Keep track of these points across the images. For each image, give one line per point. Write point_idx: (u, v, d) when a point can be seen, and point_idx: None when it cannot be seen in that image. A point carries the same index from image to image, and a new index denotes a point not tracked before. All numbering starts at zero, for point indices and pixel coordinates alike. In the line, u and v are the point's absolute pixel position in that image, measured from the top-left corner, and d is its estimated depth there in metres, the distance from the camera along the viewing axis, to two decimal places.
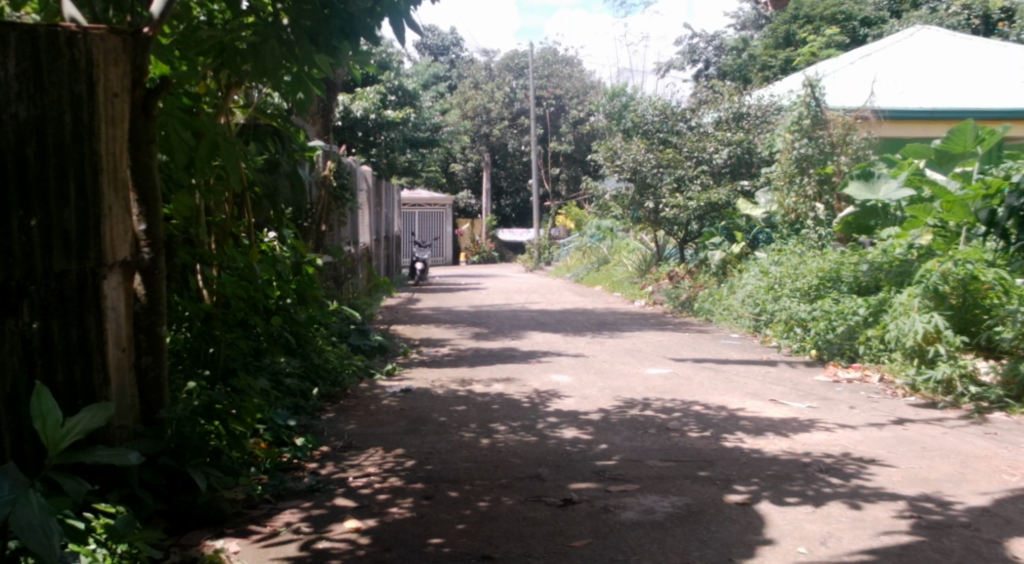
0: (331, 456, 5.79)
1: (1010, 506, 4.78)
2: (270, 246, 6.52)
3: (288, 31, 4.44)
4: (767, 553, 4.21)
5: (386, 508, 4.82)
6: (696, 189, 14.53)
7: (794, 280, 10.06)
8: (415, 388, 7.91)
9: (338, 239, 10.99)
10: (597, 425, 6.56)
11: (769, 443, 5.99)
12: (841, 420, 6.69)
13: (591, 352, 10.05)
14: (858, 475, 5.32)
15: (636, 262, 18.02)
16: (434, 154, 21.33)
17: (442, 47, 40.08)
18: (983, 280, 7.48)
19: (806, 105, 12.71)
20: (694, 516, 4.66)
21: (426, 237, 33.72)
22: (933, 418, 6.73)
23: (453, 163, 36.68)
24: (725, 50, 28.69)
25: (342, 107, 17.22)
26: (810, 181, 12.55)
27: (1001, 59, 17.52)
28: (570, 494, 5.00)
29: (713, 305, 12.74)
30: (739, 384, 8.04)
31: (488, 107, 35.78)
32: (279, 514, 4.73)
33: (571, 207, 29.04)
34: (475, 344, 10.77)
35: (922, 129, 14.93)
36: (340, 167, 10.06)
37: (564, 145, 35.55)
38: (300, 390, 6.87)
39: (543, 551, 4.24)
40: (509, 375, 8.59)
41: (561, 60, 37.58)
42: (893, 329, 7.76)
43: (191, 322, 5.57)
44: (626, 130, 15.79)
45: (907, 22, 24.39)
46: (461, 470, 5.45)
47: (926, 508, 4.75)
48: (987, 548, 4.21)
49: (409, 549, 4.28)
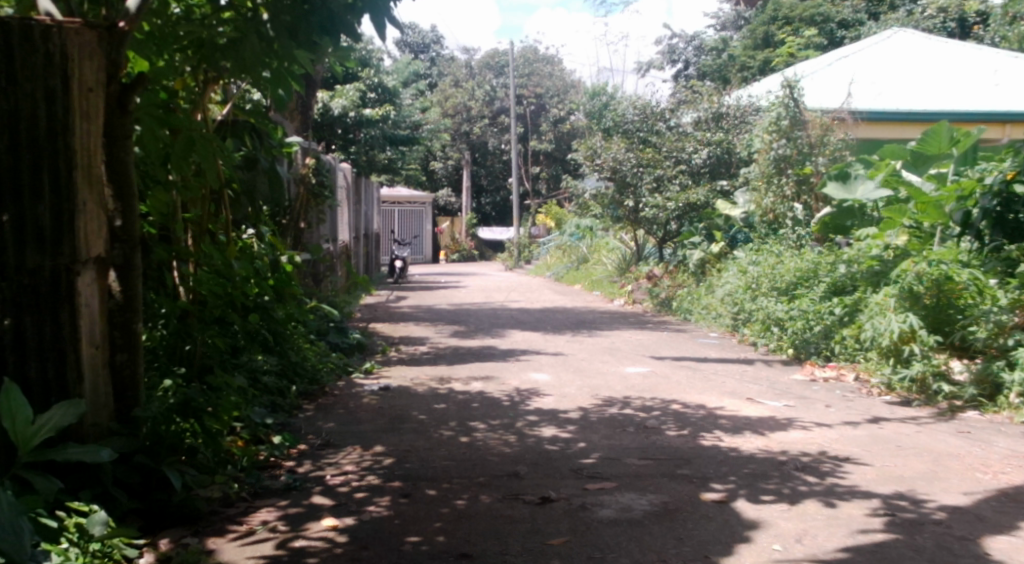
0: (308, 455, 5.76)
1: (982, 505, 4.84)
2: (248, 243, 6.46)
3: (267, 26, 4.44)
4: (743, 550, 4.24)
5: (363, 507, 4.80)
6: (675, 189, 14.62)
7: (772, 279, 10.18)
8: (393, 386, 7.89)
9: (316, 237, 10.92)
10: (576, 424, 6.57)
11: (746, 442, 6.03)
12: (817, 418, 6.74)
13: (570, 351, 10.05)
14: (833, 473, 5.36)
15: (616, 261, 18.04)
16: (414, 152, 21.27)
17: (423, 44, 39.93)
18: (957, 280, 7.50)
19: (784, 105, 12.76)
20: (670, 514, 4.68)
21: (406, 235, 33.65)
22: (907, 416, 6.79)
23: (433, 161, 36.66)
24: (705, 50, 28.79)
25: (321, 104, 17.05)
26: (787, 181, 12.61)
27: (974, 62, 17.72)
28: (548, 493, 5.00)
29: (691, 305, 12.79)
30: (717, 383, 8.07)
31: (469, 106, 35.73)
32: (255, 513, 4.70)
33: (552, 206, 29.10)
34: (454, 343, 10.74)
35: (898, 130, 15.08)
36: (319, 164, 9.98)
37: (544, 144, 35.62)
38: (277, 388, 6.85)
39: (520, 549, 4.25)
40: (488, 374, 8.58)
41: (542, 59, 37.47)
42: (869, 329, 7.80)
43: (167, 319, 5.52)
44: (606, 130, 15.84)
45: (885, 24, 24.55)
46: (439, 469, 5.45)
47: (900, 506, 4.79)
48: (958, 545, 4.26)
49: (387, 547, 4.27)
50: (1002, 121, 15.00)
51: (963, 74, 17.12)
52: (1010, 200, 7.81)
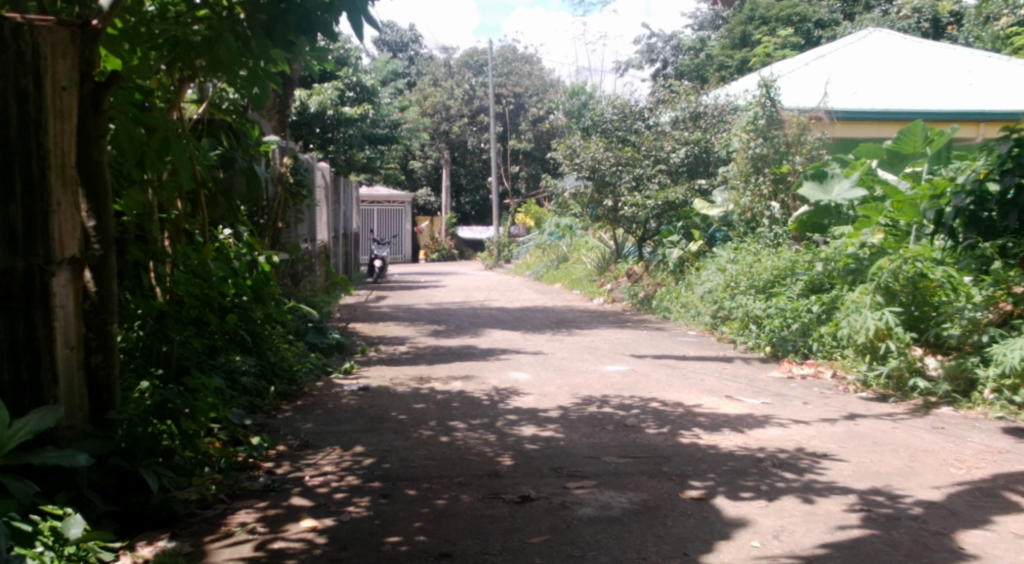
0: (286, 456, 5.73)
1: (957, 499, 4.90)
2: (225, 243, 6.41)
3: (244, 25, 4.42)
4: (722, 547, 4.27)
5: (343, 507, 4.79)
6: (654, 188, 14.68)
7: (750, 277, 10.26)
8: (373, 386, 7.87)
9: (294, 236, 10.86)
10: (556, 422, 6.59)
11: (724, 439, 6.07)
12: (795, 415, 6.79)
13: (550, 350, 10.08)
14: (811, 469, 5.41)
15: (595, 260, 18.07)
16: (393, 151, 21.22)
17: (401, 43, 39.84)
18: (932, 278, 7.63)
19: (761, 105, 12.88)
20: (650, 511, 4.70)
21: (384, 234, 33.57)
22: (883, 413, 6.86)
23: (412, 160, 36.63)
24: (682, 49, 28.90)
25: (299, 102, 16.95)
26: (765, 180, 12.70)
27: (947, 62, 17.91)
28: (528, 491, 5.01)
29: (671, 303, 12.85)
30: (696, 381, 8.12)
31: (447, 105, 35.64)
32: (234, 515, 4.68)
33: (531, 206, 29.14)
34: (434, 342, 10.74)
35: (874, 130, 15.21)
36: (297, 163, 9.93)
37: (524, 143, 35.65)
38: (255, 389, 6.81)
39: (501, 548, 4.25)
40: (468, 373, 8.59)
41: (521, 58, 37.41)
42: (846, 326, 7.87)
43: (143, 320, 5.47)
44: (585, 129, 15.87)
45: (860, 25, 24.76)
46: (420, 469, 5.44)
47: (876, 501, 4.84)
48: (934, 540, 4.31)
49: (367, 547, 4.26)
50: (975, 120, 15.16)
51: (937, 74, 17.30)
52: (982, 200, 7.72)
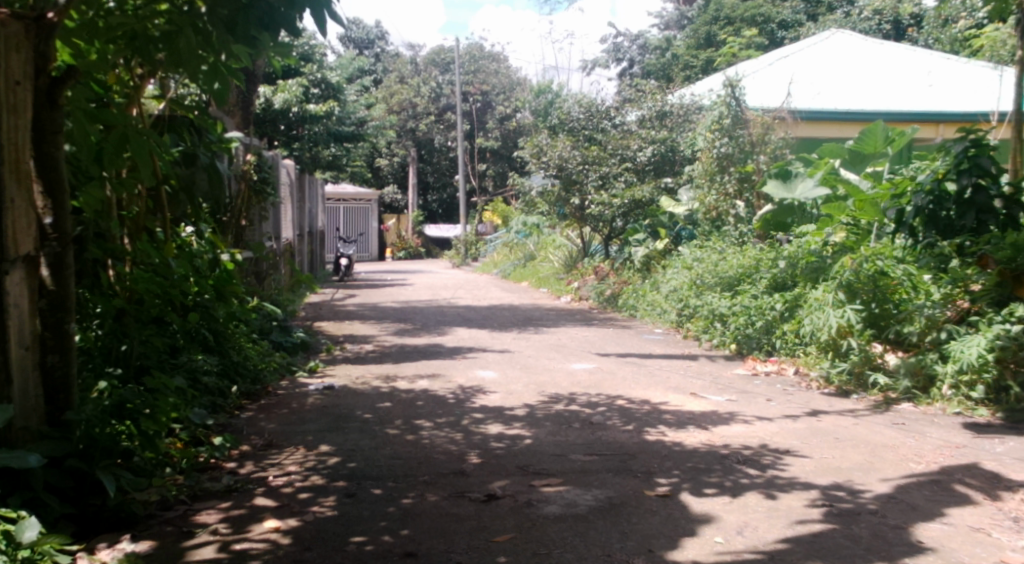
0: (249, 456, 5.67)
1: (914, 493, 4.96)
2: (187, 241, 6.31)
3: (205, 21, 4.38)
4: (686, 544, 4.28)
5: (306, 507, 4.76)
6: (620, 186, 14.73)
7: (715, 275, 10.34)
8: (337, 385, 7.81)
9: (258, 234, 10.76)
10: (523, 420, 6.59)
11: (689, 436, 6.11)
12: (758, 411, 6.85)
13: (516, 348, 10.09)
14: (773, 465, 5.46)
15: (563, 258, 18.09)
16: (360, 148, 21.08)
17: (367, 40, 39.65)
18: (892, 275, 7.70)
19: (726, 105, 12.98)
20: (615, 508, 4.72)
21: (351, 232, 33.38)
22: (845, 409, 6.93)
23: (378, 158, 36.54)
24: (648, 49, 29.08)
25: (263, 98, 16.77)
26: (729, 179, 12.79)
27: (907, 63, 18.16)
28: (494, 489, 5.01)
29: (636, 302, 12.91)
30: (661, 379, 8.16)
31: (414, 102, 35.48)
32: (196, 515, 4.62)
33: (499, 203, 29.17)
34: (399, 341, 10.71)
35: (837, 129, 15.38)
36: (261, 160, 9.85)
37: (491, 141, 35.67)
38: (218, 389, 6.70)
39: (465, 547, 4.24)
40: (434, 371, 8.57)
41: (487, 56, 37.14)
42: (809, 324, 7.98)
43: (102, 319, 5.40)
44: (551, 127, 15.91)
45: (823, 26, 25.07)
46: (385, 468, 5.41)
47: (837, 496, 4.89)
48: (892, 533, 4.36)
49: (331, 548, 4.24)
50: (934, 121, 15.39)
51: (897, 74, 17.56)
52: (940, 199, 7.84)
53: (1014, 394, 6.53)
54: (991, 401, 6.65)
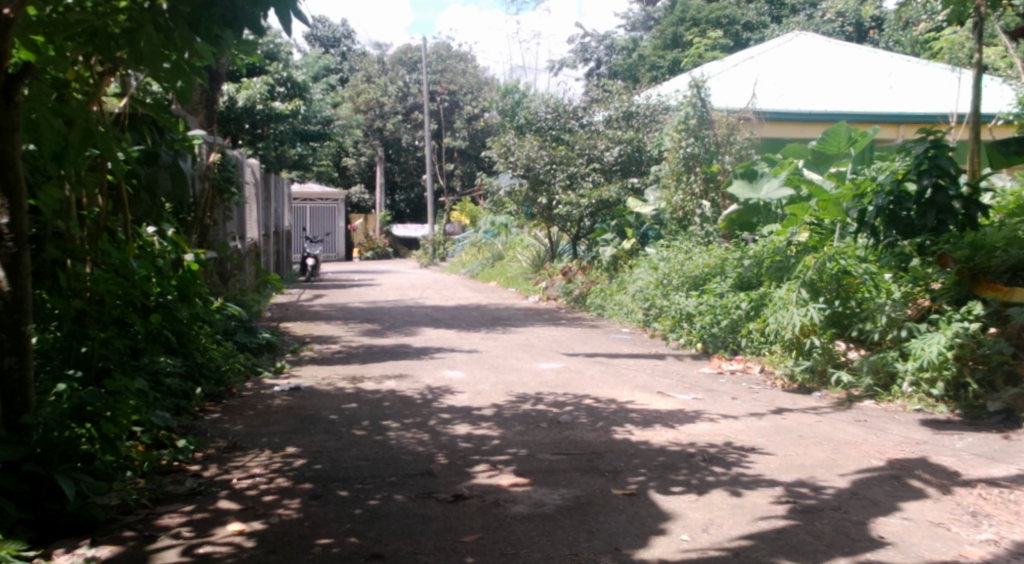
0: (213, 458, 5.62)
1: (875, 489, 5.03)
2: (148, 241, 6.21)
3: (167, 17, 4.27)
4: (653, 542, 4.30)
5: (271, 510, 4.71)
6: (587, 186, 14.77)
7: (681, 274, 10.42)
8: (303, 386, 7.77)
9: (222, 234, 10.65)
10: (490, 420, 6.59)
11: (656, 435, 6.13)
12: (724, 410, 6.90)
13: (484, 347, 10.07)
14: (739, 463, 5.50)
15: (531, 258, 18.11)
16: (326, 147, 20.95)
17: (333, 39, 39.45)
18: (854, 274, 7.79)
19: (692, 105, 13.13)
20: (582, 508, 4.73)
21: (318, 232, 33.16)
22: (809, 407, 7.01)
23: (345, 157, 36.37)
24: (616, 49, 29.18)
25: (227, 97, 16.60)
26: (695, 179, 12.87)
27: (869, 64, 18.42)
28: (461, 490, 5.00)
29: (604, 301, 12.95)
30: (629, 377, 8.21)
31: (381, 102, 35.33)
32: (158, 519, 4.56)
33: (467, 202, 29.12)
34: (367, 341, 10.66)
35: (801, 130, 15.55)
36: (225, 159, 9.76)
37: (459, 141, 35.63)
38: (181, 390, 6.64)
39: (432, 548, 4.23)
40: (402, 371, 8.53)
41: (454, 56, 37.08)
42: (773, 322, 8.05)
43: (60, 321, 5.26)
44: (518, 127, 15.92)
45: (787, 28, 25.33)
46: (351, 469, 5.38)
47: (801, 493, 4.94)
48: (854, 529, 4.41)
49: (296, 550, 4.20)
50: (896, 122, 15.60)
51: (860, 76, 17.79)
52: (901, 199, 7.93)
53: (972, 390, 6.62)
54: (950, 398, 6.74)
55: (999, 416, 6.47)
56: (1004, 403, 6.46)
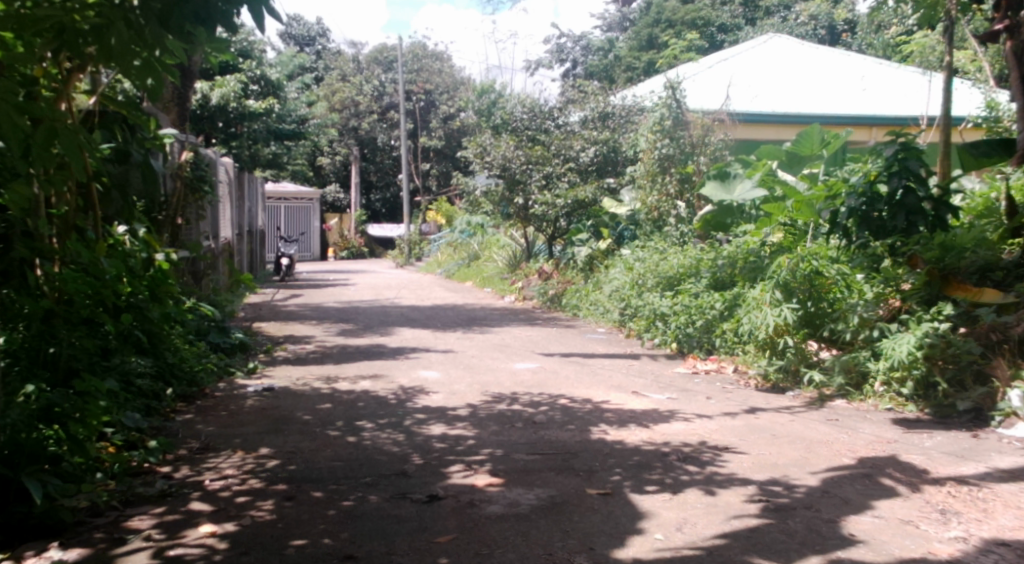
0: (184, 459, 5.57)
1: (847, 487, 5.07)
2: (120, 240, 6.16)
3: (138, 14, 4.37)
4: (627, 541, 4.32)
5: (244, 511, 4.68)
6: (563, 186, 14.77)
7: (656, 274, 10.45)
8: (277, 387, 7.72)
9: (195, 233, 10.56)
10: (466, 420, 6.58)
11: (630, 435, 6.15)
12: (698, 410, 6.93)
13: (460, 347, 10.06)
14: (713, 462, 5.53)
15: (506, 257, 18.11)
16: (300, 146, 20.85)
17: (308, 38, 39.23)
18: (827, 275, 7.85)
19: (667, 106, 13.11)
20: (557, 507, 4.73)
21: (292, 232, 32.97)
22: (782, 406, 7.06)
23: (320, 156, 36.18)
24: (592, 51, 29.23)
25: (200, 94, 16.47)
26: (671, 180, 12.93)
27: (842, 67, 18.60)
28: (436, 490, 4.99)
29: (579, 301, 12.97)
30: (604, 377, 8.24)
31: (356, 101, 35.17)
32: (128, 522, 4.52)
33: (443, 202, 29.05)
34: (342, 341, 10.60)
35: (775, 132, 15.65)
36: (197, 158, 9.68)
37: (434, 140, 35.56)
38: (151, 391, 6.58)
39: (407, 548, 4.22)
40: (377, 371, 8.49)
41: (430, 55, 36.99)
42: (747, 322, 8.09)
43: (29, 321, 5.18)
44: (495, 127, 15.92)
45: (761, 30, 25.49)
46: (325, 470, 5.35)
47: (773, 492, 4.97)
48: (826, 527, 4.45)
49: (268, 551, 4.18)
50: (868, 124, 15.76)
51: (832, 78, 17.95)
52: (873, 200, 7.97)
53: (942, 390, 6.70)
54: (920, 397, 6.82)
55: (969, 414, 6.55)
56: (973, 401, 6.55)
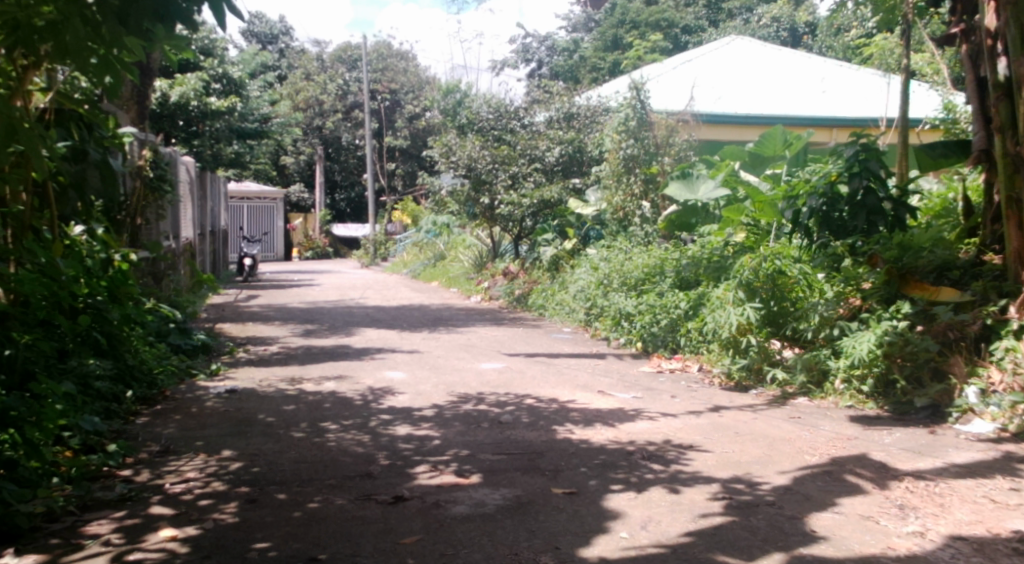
0: (145, 463, 5.49)
1: (809, 484, 5.12)
2: (77, 240, 6.09)
3: (94, 10, 4.20)
4: (593, 540, 4.33)
5: (206, 515, 4.63)
6: (529, 186, 14.77)
7: (622, 275, 10.45)
8: (240, 388, 7.65)
9: (155, 233, 10.44)
10: (431, 421, 6.56)
11: (596, 434, 6.17)
12: (663, 408, 6.97)
13: (426, 348, 10.04)
14: (677, 460, 5.57)
15: (472, 258, 18.10)
16: (264, 146, 20.66)
17: (271, 36, 38.90)
18: (789, 274, 7.91)
19: (631, 107, 13.24)
20: (522, 507, 4.73)
21: (256, 232, 32.69)
22: (745, 404, 7.12)
23: (284, 156, 35.92)
24: (557, 51, 29.39)
25: (160, 92, 16.32)
26: (635, 180, 12.99)
27: (803, 69, 18.81)
28: (401, 492, 4.96)
29: (545, 301, 12.99)
30: (570, 376, 8.26)
31: (320, 100, 35.00)
32: (85, 526, 4.45)
33: (408, 202, 28.96)
34: (306, 342, 10.52)
35: (737, 132, 15.77)
36: (157, 157, 9.58)
37: (400, 140, 35.47)
38: (110, 394, 6.48)
39: (372, 550, 4.19)
40: (341, 373, 8.42)
41: (396, 54, 36.88)
42: (710, 321, 8.13)
43: None
44: (460, 127, 15.92)
45: (724, 32, 25.78)
46: (289, 472, 5.30)
47: (737, 489, 5.01)
48: (788, 524, 4.50)
49: (230, 555, 4.13)
50: (829, 126, 15.95)
51: (794, 79, 18.14)
52: (834, 200, 8.17)
53: (901, 387, 6.80)
54: (880, 394, 6.92)
55: (926, 411, 6.61)
56: (931, 398, 6.63)
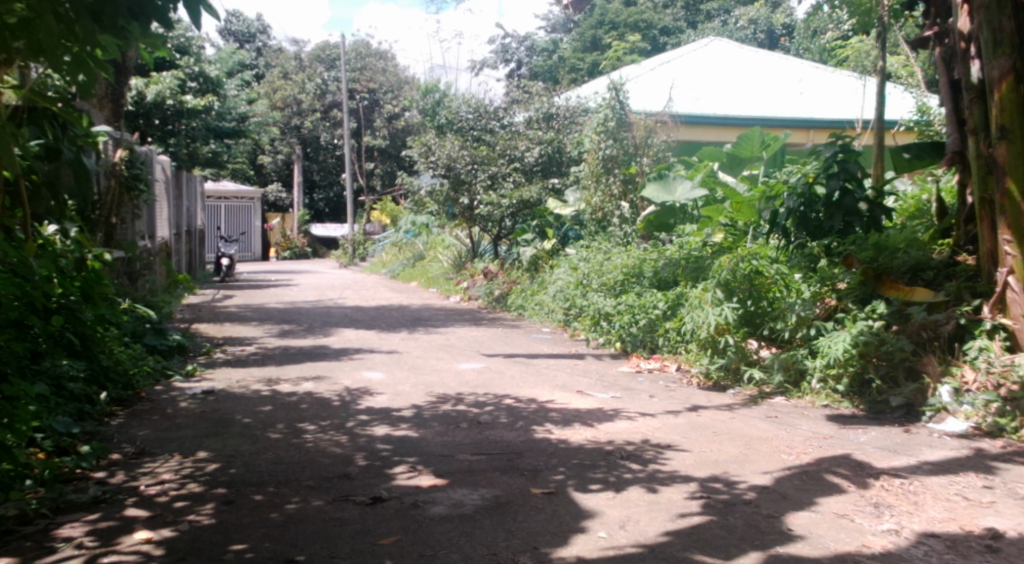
0: (120, 464, 5.44)
1: (786, 484, 5.15)
2: (49, 240, 6.04)
3: (67, 7, 4.17)
4: (571, 539, 4.33)
5: (182, 517, 4.59)
6: (508, 186, 14.78)
7: (600, 275, 10.44)
8: (216, 389, 7.60)
9: (130, 233, 10.35)
10: (410, 421, 6.54)
11: (575, 434, 6.17)
12: (642, 408, 6.99)
13: (404, 348, 10.01)
14: (655, 460, 5.58)
15: (451, 258, 18.07)
16: (242, 146, 20.52)
17: (248, 34, 38.65)
18: (766, 274, 7.94)
19: (610, 107, 13.28)
20: (501, 507, 4.73)
21: (233, 231, 32.48)
22: (723, 404, 7.15)
23: (262, 155, 35.72)
24: (536, 51, 29.37)
25: (135, 90, 16.19)
26: (614, 181, 12.99)
27: (780, 70, 18.90)
28: (379, 492, 4.94)
29: (525, 301, 12.99)
30: (549, 377, 8.26)
31: (299, 99, 34.86)
32: (58, 530, 4.40)
33: (386, 202, 28.85)
34: (284, 342, 10.46)
35: (716, 134, 15.84)
36: (133, 156, 9.50)
37: (379, 140, 35.37)
38: (85, 395, 6.41)
39: (349, 551, 4.18)
40: (320, 374, 8.38)
41: (374, 53, 36.75)
42: (689, 321, 8.15)
43: None
44: (439, 127, 15.89)
45: (703, 33, 25.88)
46: (266, 473, 5.27)
47: (714, 488, 5.03)
48: (765, 523, 4.52)
49: (207, 557, 4.10)
50: (806, 127, 16.03)
51: (771, 81, 18.22)
52: (810, 201, 8.28)
53: (876, 386, 6.85)
54: (855, 394, 6.97)
55: (901, 410, 6.69)
56: (905, 397, 6.69)
